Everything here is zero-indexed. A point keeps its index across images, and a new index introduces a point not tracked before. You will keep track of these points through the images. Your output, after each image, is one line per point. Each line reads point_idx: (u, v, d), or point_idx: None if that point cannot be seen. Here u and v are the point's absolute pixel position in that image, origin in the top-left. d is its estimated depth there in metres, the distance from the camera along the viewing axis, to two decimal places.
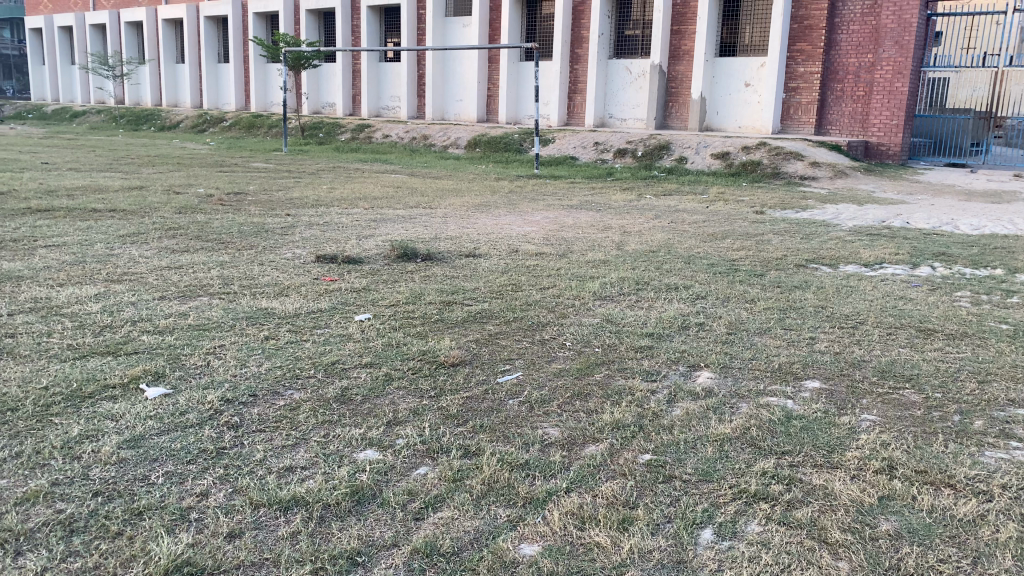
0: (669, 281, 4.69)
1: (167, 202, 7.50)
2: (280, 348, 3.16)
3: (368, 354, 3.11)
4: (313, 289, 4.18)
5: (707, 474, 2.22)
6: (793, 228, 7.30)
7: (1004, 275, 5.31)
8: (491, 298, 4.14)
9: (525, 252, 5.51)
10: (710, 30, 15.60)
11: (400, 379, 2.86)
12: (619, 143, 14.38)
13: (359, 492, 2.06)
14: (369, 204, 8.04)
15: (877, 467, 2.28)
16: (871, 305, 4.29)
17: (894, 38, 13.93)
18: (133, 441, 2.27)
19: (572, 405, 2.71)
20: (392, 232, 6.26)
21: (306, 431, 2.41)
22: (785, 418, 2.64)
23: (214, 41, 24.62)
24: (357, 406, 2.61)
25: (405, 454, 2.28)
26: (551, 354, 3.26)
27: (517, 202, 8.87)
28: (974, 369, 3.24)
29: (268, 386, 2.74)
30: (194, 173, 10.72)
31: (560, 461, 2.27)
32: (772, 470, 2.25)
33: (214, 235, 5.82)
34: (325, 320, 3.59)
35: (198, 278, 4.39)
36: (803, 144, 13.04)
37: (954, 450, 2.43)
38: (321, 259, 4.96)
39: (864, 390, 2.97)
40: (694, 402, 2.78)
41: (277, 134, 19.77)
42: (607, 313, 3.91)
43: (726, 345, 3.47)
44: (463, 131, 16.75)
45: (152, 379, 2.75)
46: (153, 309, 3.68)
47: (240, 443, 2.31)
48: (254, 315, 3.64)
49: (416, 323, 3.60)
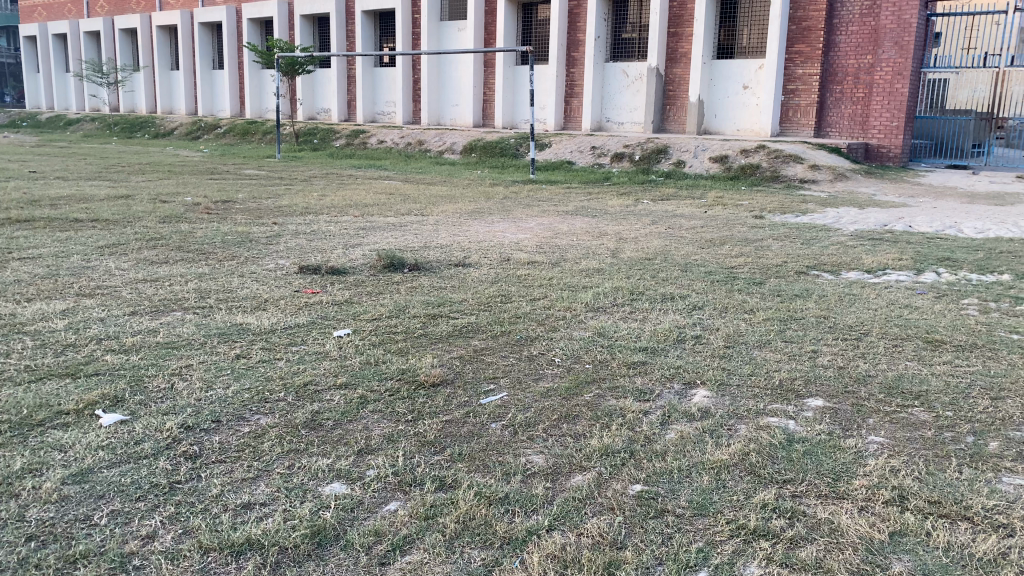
0: (664, 290, 4.53)
1: (152, 211, 7.34)
2: (251, 368, 2.99)
3: (343, 374, 2.94)
4: (292, 303, 4.01)
5: (702, 507, 2.04)
6: (792, 232, 7.15)
7: (1012, 281, 5.15)
8: (479, 310, 3.97)
9: (517, 261, 5.35)
10: (708, 32, 15.45)
11: (375, 402, 2.68)
12: (616, 147, 14.21)
13: (321, 532, 1.88)
14: (359, 212, 7.89)
15: (886, 497, 2.10)
16: (876, 315, 4.12)
17: (894, 39, 13.77)
18: (80, 475, 2.09)
19: (559, 429, 2.53)
20: (380, 241, 6.09)
21: (270, 461, 2.24)
22: (787, 441, 2.47)
23: (208, 46, 24.52)
24: (327, 432, 2.44)
25: (375, 488, 2.10)
26: (539, 372, 3.08)
27: (510, 207, 8.72)
28: (986, 384, 3.05)
29: (233, 411, 2.57)
30: (183, 180, 10.58)
31: (543, 493, 2.09)
32: (773, 502, 2.07)
33: (196, 245, 5.66)
34: (302, 336, 3.43)
35: (174, 291, 4.22)
36: (802, 147, 12.87)
37: (969, 477, 2.25)
38: (304, 269, 4.80)
39: (871, 409, 2.79)
40: (689, 424, 2.60)
41: (271, 140, 19.59)
42: (600, 326, 3.74)
43: (724, 360, 3.30)
44: (459, 135, 16.58)
45: (110, 406, 2.56)
46: (121, 326, 3.50)
47: (197, 476, 2.14)
48: (228, 331, 3.47)
49: (398, 339, 3.42)
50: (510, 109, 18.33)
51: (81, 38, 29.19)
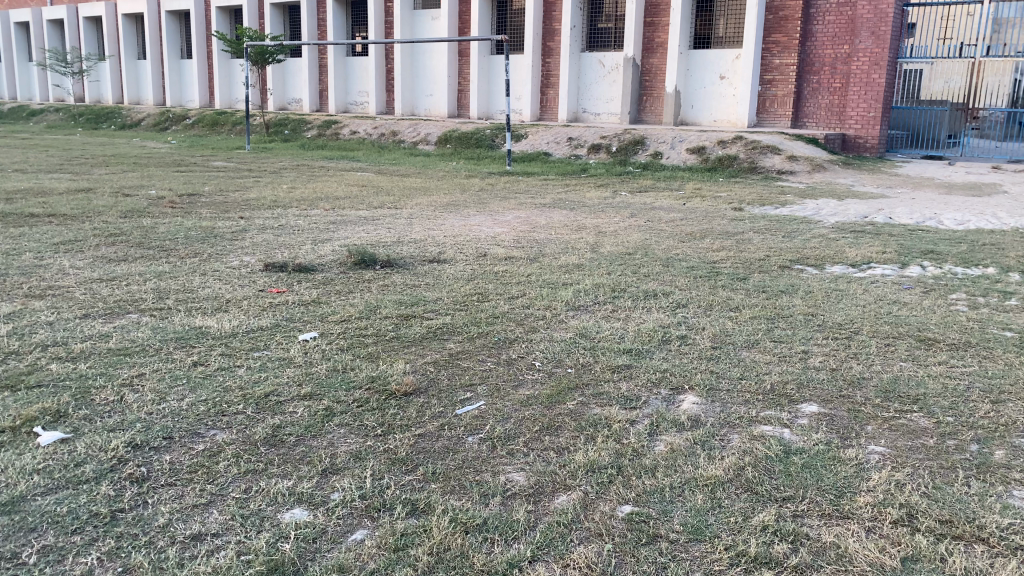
0: (647, 286, 4.36)
1: (113, 205, 7.05)
2: (208, 377, 2.78)
3: (308, 383, 2.73)
4: (256, 303, 3.80)
5: (697, 531, 1.88)
6: (773, 225, 7.02)
7: (998, 275, 5.04)
8: (454, 310, 3.78)
9: (493, 256, 5.17)
10: (685, 21, 15.30)
11: (342, 414, 2.49)
12: (592, 138, 14.03)
13: (279, 569, 1.70)
14: (329, 205, 7.65)
15: (894, 517, 1.95)
16: (864, 312, 3.98)
17: (871, 29, 13.71)
18: (9, 505, 1.89)
19: (541, 442, 2.35)
20: (351, 236, 5.86)
21: (224, 484, 2.04)
22: (784, 454, 2.31)
23: (176, 35, 24.02)
24: (289, 450, 2.24)
25: (340, 515, 1.91)
26: (518, 378, 2.90)
27: (486, 200, 8.51)
28: (986, 387, 2.91)
29: (187, 426, 2.37)
30: (148, 173, 10.24)
31: (524, 518, 1.92)
32: (773, 523, 1.91)
33: (157, 241, 5.40)
34: (265, 341, 3.21)
35: (131, 291, 3.99)
36: (779, 138, 12.76)
37: (978, 491, 2.10)
38: (269, 267, 4.57)
39: (868, 415, 2.65)
40: (679, 435, 2.43)
41: (241, 131, 19.21)
42: (581, 325, 3.57)
43: (711, 362, 3.14)
44: (434, 126, 16.32)
45: (50, 422, 2.35)
46: (71, 331, 3.27)
47: (143, 503, 1.94)
48: (186, 336, 3.25)
49: (368, 343, 3.23)
50: (486, 100, 18.11)
51: (44, 27, 28.50)
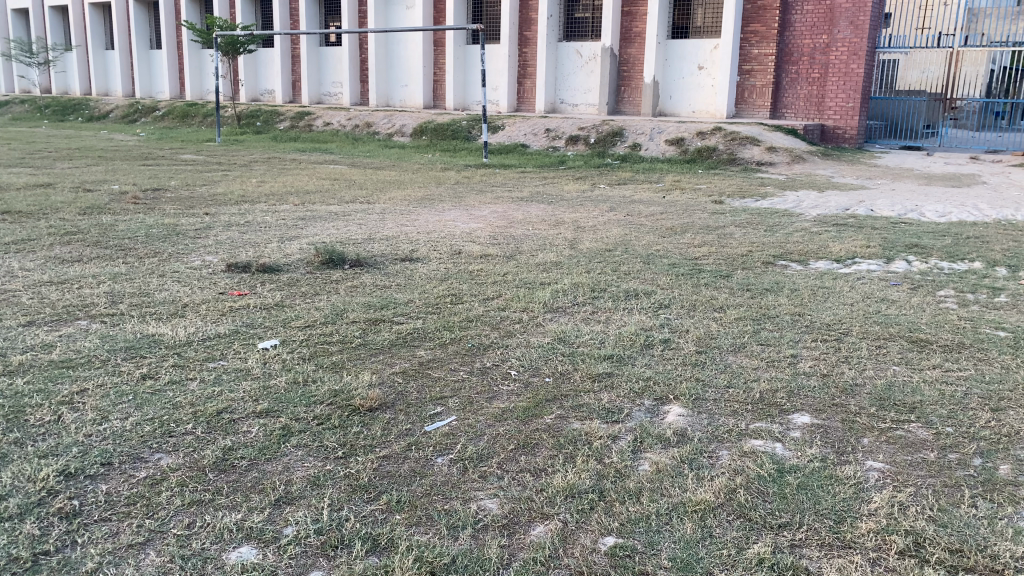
0: (628, 285, 4.19)
1: (73, 201, 6.78)
2: (157, 393, 2.56)
3: (264, 399, 2.52)
4: (215, 308, 3.58)
5: (687, 567, 1.71)
6: (755, 219, 6.86)
7: (984, 270, 4.92)
8: (427, 313, 3.59)
9: (468, 254, 4.97)
10: (663, 11, 15.14)
11: (299, 434, 2.29)
12: (570, 129, 13.83)
13: None
14: (299, 199, 7.42)
15: (900, 547, 1.80)
16: (852, 311, 3.83)
17: (850, 19, 13.57)
18: None
19: (516, 463, 2.17)
20: (320, 232, 5.63)
21: (165, 519, 1.84)
22: (777, 473, 2.14)
23: (145, 24, 23.52)
24: (240, 477, 2.04)
25: (293, 554, 1.72)
26: (492, 390, 2.71)
27: (462, 194, 8.30)
28: (984, 394, 2.77)
29: (129, 451, 2.16)
30: (113, 166, 9.97)
31: (496, 555, 1.73)
32: (769, 556, 1.75)
33: (116, 240, 5.17)
34: (222, 350, 3.01)
35: (82, 295, 3.75)
36: (760, 129, 12.61)
37: (986, 513, 1.95)
38: (232, 268, 4.35)
39: (863, 426, 2.49)
40: (665, 452, 2.26)
41: (212, 124, 18.83)
42: (560, 330, 3.38)
43: (697, 368, 2.97)
44: (409, 117, 16.06)
45: None
46: (12, 341, 3.04)
47: (71, 544, 1.74)
48: (137, 345, 3.04)
49: (333, 351, 3.03)
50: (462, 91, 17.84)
51: (9, 17, 27.84)
